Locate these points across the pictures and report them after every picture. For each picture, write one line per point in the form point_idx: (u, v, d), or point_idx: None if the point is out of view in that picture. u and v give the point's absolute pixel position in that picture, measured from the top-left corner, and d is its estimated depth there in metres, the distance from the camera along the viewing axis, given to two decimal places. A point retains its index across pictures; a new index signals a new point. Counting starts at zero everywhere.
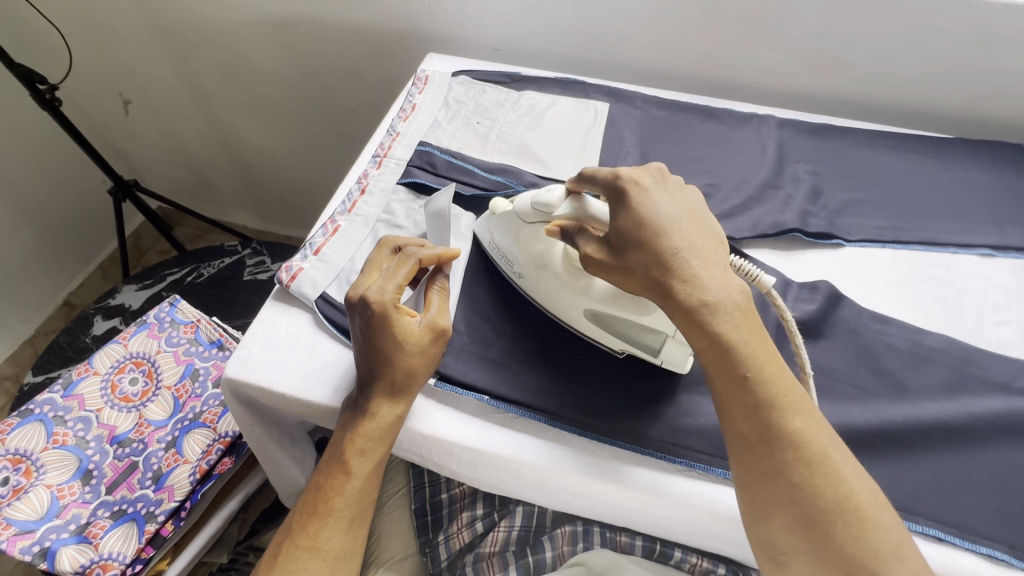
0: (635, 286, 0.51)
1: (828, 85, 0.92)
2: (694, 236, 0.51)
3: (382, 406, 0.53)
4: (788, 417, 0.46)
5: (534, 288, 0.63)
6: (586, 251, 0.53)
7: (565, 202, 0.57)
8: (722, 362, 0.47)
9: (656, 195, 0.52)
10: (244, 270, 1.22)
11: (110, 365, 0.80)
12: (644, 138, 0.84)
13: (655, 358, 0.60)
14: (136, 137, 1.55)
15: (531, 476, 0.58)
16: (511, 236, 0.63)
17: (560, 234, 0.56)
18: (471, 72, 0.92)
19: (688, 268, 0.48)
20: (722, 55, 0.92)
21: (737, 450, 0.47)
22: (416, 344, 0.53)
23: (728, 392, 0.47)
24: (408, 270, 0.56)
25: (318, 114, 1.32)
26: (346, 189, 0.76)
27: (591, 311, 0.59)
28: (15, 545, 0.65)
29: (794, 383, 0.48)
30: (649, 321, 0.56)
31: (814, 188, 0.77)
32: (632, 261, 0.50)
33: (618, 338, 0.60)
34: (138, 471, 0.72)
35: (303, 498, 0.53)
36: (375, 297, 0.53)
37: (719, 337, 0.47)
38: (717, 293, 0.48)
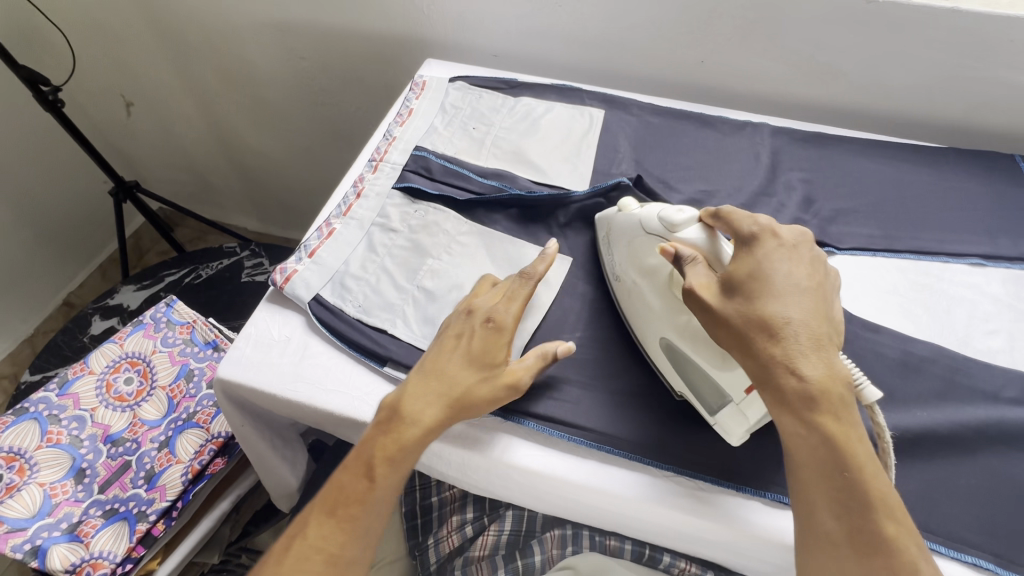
0: (729, 340, 0.50)
1: (822, 94, 0.93)
2: (808, 313, 0.49)
3: (438, 425, 0.53)
4: (881, 522, 0.44)
5: (625, 296, 0.64)
6: (697, 281, 0.52)
7: (696, 230, 0.57)
8: (815, 453, 0.46)
9: (775, 260, 0.51)
10: (241, 271, 1.23)
11: (106, 365, 0.81)
12: (639, 145, 0.85)
13: (709, 416, 0.56)
14: (137, 137, 1.56)
15: (521, 479, 0.59)
16: (627, 243, 0.64)
17: (671, 256, 0.54)
18: (469, 78, 0.92)
19: (798, 343, 0.47)
20: (718, 63, 0.93)
21: (810, 543, 0.46)
22: (501, 379, 0.54)
23: (813, 486, 0.46)
24: (528, 292, 0.57)
25: (319, 118, 1.33)
26: (342, 194, 0.77)
27: (667, 342, 0.58)
28: (6, 542, 0.65)
29: (891, 485, 0.46)
30: (723, 377, 0.53)
31: (807, 196, 0.78)
32: (734, 312, 0.49)
33: (680, 380, 0.58)
34: (131, 470, 0.73)
35: (324, 497, 0.51)
36: (500, 311, 0.56)
37: (819, 428, 0.45)
38: (820, 379, 0.46)
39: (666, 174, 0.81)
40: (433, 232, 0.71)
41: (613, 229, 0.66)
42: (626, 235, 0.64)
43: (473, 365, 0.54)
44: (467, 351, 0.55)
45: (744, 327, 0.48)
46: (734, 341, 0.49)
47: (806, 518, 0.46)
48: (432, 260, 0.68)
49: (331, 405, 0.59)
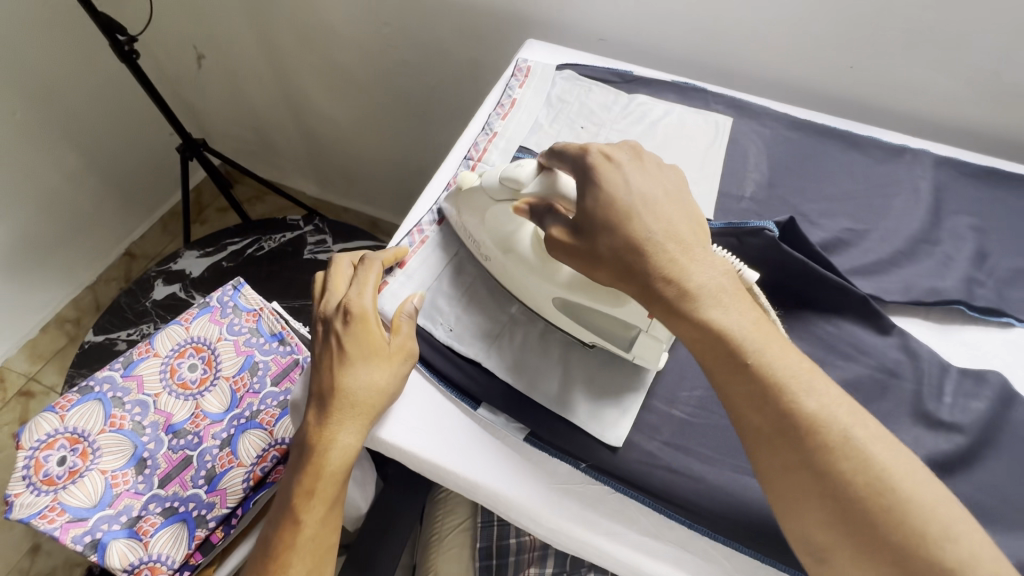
0: (606, 277, 0.46)
1: (996, 120, 0.78)
2: (672, 222, 0.45)
3: (340, 442, 0.50)
4: (800, 401, 0.39)
5: (501, 273, 0.58)
6: (552, 233, 0.47)
7: (534, 177, 0.51)
8: (715, 349, 0.42)
9: (626, 174, 0.47)
10: (304, 247, 1.18)
11: (171, 348, 0.77)
12: (773, 164, 0.73)
13: (626, 354, 0.54)
14: (205, 91, 1.51)
15: (626, 567, 0.49)
16: (477, 214, 0.58)
17: (526, 213, 0.50)
18: (578, 66, 0.81)
19: (663, 256, 0.43)
20: (872, 72, 0.79)
21: (755, 453, 0.40)
22: (381, 361, 0.52)
23: (729, 380, 0.41)
24: (375, 276, 0.57)
25: (394, 89, 1.24)
26: (434, 195, 0.69)
27: (560, 299, 0.54)
28: (67, 532, 0.63)
29: (798, 359, 0.41)
30: (623, 314, 0.50)
31: (980, 248, 0.65)
32: (602, 246, 0.45)
33: (584, 329, 0.55)
34: (192, 468, 0.69)
35: (255, 554, 0.50)
36: (353, 303, 0.53)
37: (707, 322, 0.42)
38: (699, 272, 0.43)
39: (804, 203, 0.69)
40: None
41: (461, 211, 0.60)
42: (474, 204, 0.58)
43: (347, 363, 0.51)
44: (336, 351, 0.52)
45: (622, 254, 0.44)
46: (618, 277, 0.45)
47: (739, 420, 0.41)
48: None
49: (405, 441, 0.53)
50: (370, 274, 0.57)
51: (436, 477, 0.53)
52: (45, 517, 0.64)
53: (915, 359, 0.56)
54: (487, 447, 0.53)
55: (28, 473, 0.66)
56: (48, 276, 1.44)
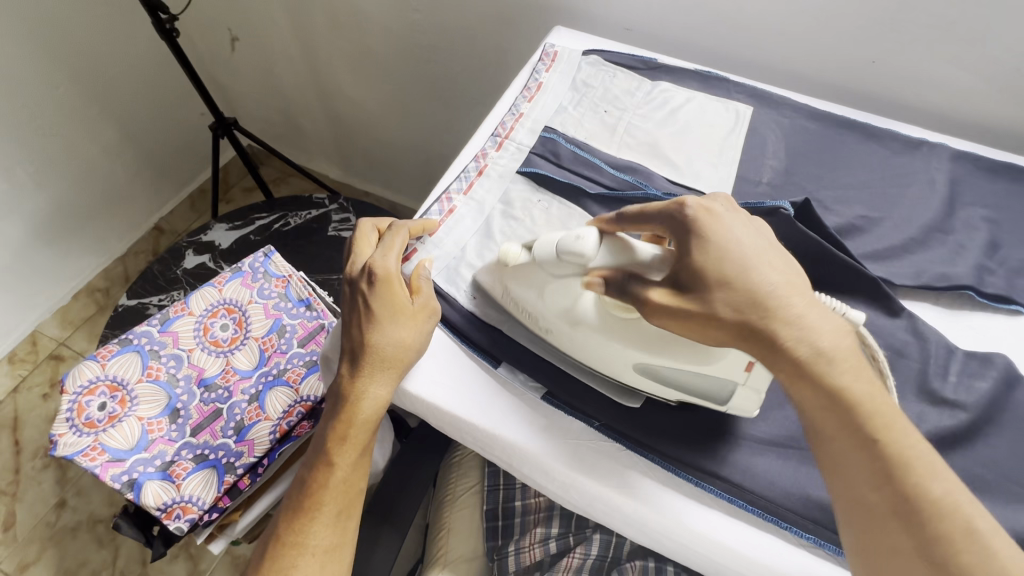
0: (723, 336, 0.44)
1: (1016, 118, 0.79)
2: (790, 274, 0.45)
3: (370, 392, 0.53)
4: (925, 484, 0.39)
5: (566, 343, 0.55)
6: (649, 297, 0.46)
7: (602, 249, 0.50)
8: (835, 419, 0.41)
9: (732, 223, 0.46)
10: (329, 224, 1.21)
11: (205, 308, 0.81)
12: (791, 152, 0.75)
13: (720, 406, 0.52)
14: (238, 73, 1.56)
15: (631, 517, 0.52)
16: (534, 291, 0.55)
17: (602, 285, 0.49)
18: (603, 52, 0.84)
19: (788, 313, 0.43)
20: (894, 67, 0.80)
21: (858, 525, 0.40)
22: (407, 317, 0.55)
23: (847, 454, 0.41)
24: (401, 240, 0.59)
25: (421, 75, 1.28)
26: (462, 166, 0.72)
27: (641, 364, 0.51)
28: (107, 471, 0.68)
29: (918, 438, 0.41)
30: (716, 372, 0.48)
31: (992, 240, 0.66)
32: (722, 302, 0.43)
33: (670, 391, 0.52)
34: (222, 419, 0.73)
35: (290, 494, 0.53)
36: (379, 265, 0.56)
37: (836, 393, 0.41)
38: (826, 336, 0.42)
39: (821, 191, 0.71)
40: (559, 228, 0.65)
41: (505, 281, 0.57)
42: (525, 279, 0.55)
43: (375, 320, 0.54)
44: (364, 309, 0.55)
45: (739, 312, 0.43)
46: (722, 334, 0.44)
47: (848, 492, 0.41)
48: None
49: (427, 395, 0.56)
50: (395, 240, 0.59)
51: (456, 432, 0.57)
52: (87, 455, 0.68)
53: (922, 339, 0.58)
54: (505, 406, 0.56)
55: (71, 416, 0.70)
56: (81, 245, 1.50)
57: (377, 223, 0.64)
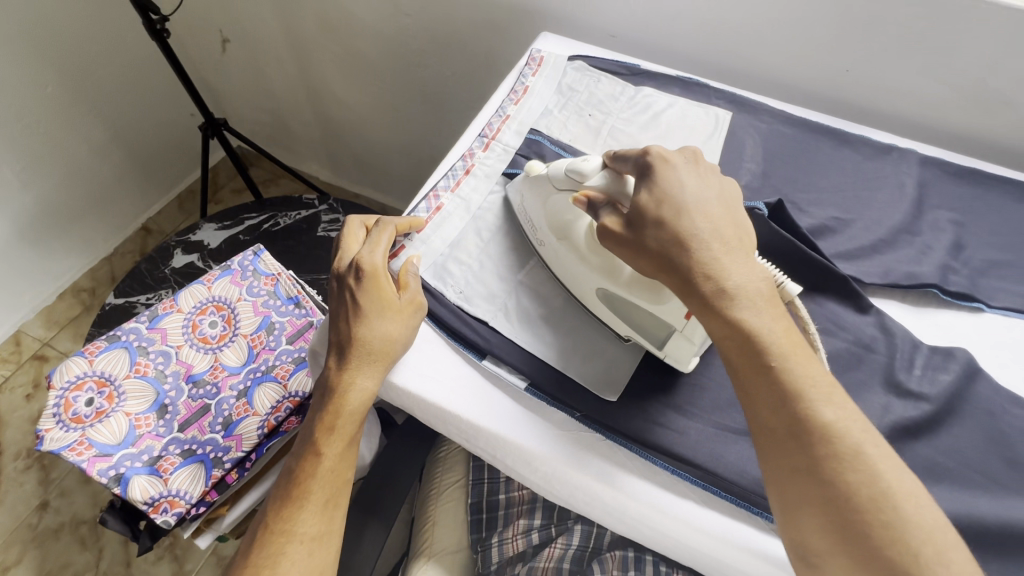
0: (647, 266, 0.49)
1: (981, 125, 0.82)
2: (716, 223, 0.49)
3: (357, 383, 0.54)
4: (817, 410, 0.41)
5: (552, 259, 0.62)
6: (605, 221, 0.52)
7: (599, 174, 0.56)
8: (739, 348, 0.45)
9: (681, 173, 0.51)
10: (318, 225, 1.22)
11: (193, 305, 0.82)
12: (767, 156, 0.77)
13: (658, 351, 0.57)
14: (228, 74, 1.57)
15: (610, 504, 0.54)
16: (541, 198, 0.62)
17: (584, 204, 0.55)
18: (589, 58, 0.86)
19: (704, 252, 0.47)
20: (866, 75, 0.84)
21: (762, 449, 0.43)
22: (394, 311, 0.56)
23: (751, 382, 0.44)
24: (388, 236, 0.61)
25: (411, 78, 1.30)
26: (449, 166, 0.73)
27: (602, 290, 0.58)
28: (93, 466, 0.68)
29: (823, 372, 0.44)
30: (661, 307, 0.54)
31: (956, 241, 0.69)
32: (650, 237, 0.48)
33: (623, 321, 0.58)
34: (210, 415, 0.74)
35: (278, 485, 0.54)
36: (366, 260, 0.57)
37: (740, 324, 0.45)
38: (739, 276, 0.46)
39: (795, 193, 0.74)
40: None
41: (524, 194, 0.64)
42: (537, 189, 0.62)
43: (362, 313, 0.55)
44: (351, 303, 0.56)
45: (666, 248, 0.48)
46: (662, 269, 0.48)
47: (756, 422, 0.44)
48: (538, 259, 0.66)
49: (416, 389, 0.57)
50: (382, 235, 0.60)
51: (443, 424, 0.59)
52: (74, 450, 0.68)
53: (888, 335, 0.60)
54: (490, 400, 0.58)
55: (58, 411, 0.71)
56: (67, 244, 1.49)
57: (365, 221, 0.65)
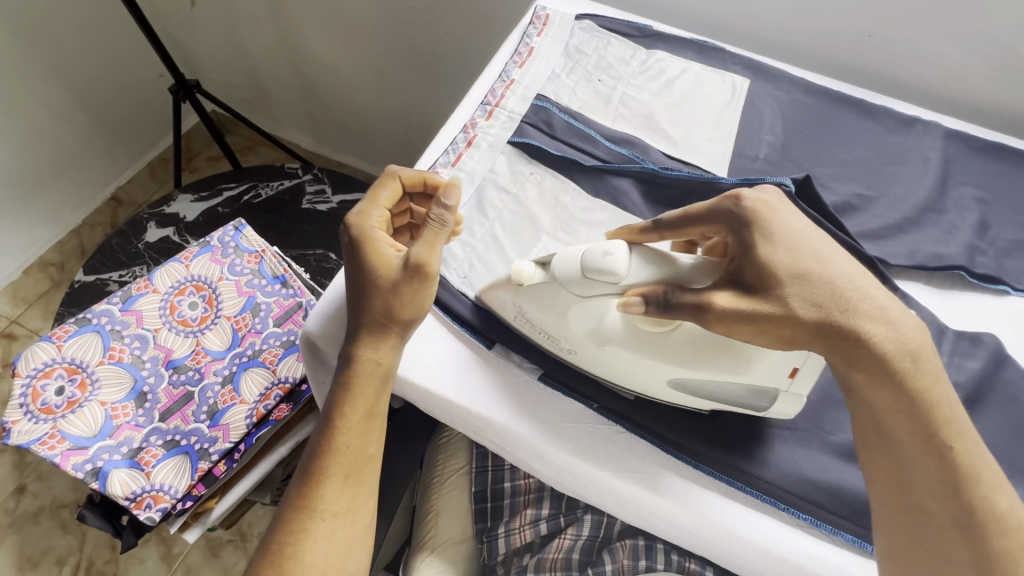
0: (800, 334, 0.43)
1: (1006, 98, 0.79)
2: (857, 266, 0.45)
3: (382, 345, 0.51)
4: (994, 498, 0.41)
5: (594, 363, 0.52)
6: (710, 298, 0.43)
7: (636, 263, 0.46)
8: (910, 426, 0.42)
9: (785, 215, 0.47)
10: (303, 197, 1.15)
11: (171, 285, 0.76)
12: (787, 127, 0.73)
13: (756, 412, 0.51)
14: (200, 32, 1.45)
15: (625, 497, 0.51)
16: (556, 310, 0.51)
17: (641, 307, 0.45)
18: (597, 17, 0.79)
19: (870, 308, 0.43)
20: (890, 43, 0.79)
21: (915, 530, 0.42)
22: (385, 278, 0.51)
23: (920, 457, 0.41)
24: (390, 192, 0.56)
25: (399, 38, 1.21)
26: (449, 136, 0.67)
27: (676, 379, 0.49)
28: (68, 460, 0.63)
29: (986, 451, 0.42)
30: (758, 375, 0.48)
31: (982, 219, 0.66)
32: (793, 298, 0.43)
33: (706, 399, 0.50)
34: (193, 403, 0.69)
35: (309, 457, 0.50)
36: (355, 219, 0.53)
37: (913, 398, 0.42)
38: (909, 335, 0.43)
39: (816, 167, 0.70)
40: (551, 204, 0.63)
41: (518, 300, 0.52)
42: (546, 297, 0.50)
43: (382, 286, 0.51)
44: (371, 274, 0.51)
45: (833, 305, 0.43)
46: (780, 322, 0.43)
47: (908, 503, 0.42)
48: (547, 239, 0.61)
49: (426, 381, 0.53)
50: (383, 189, 0.55)
51: (446, 414, 0.55)
52: (45, 444, 0.63)
53: None
54: (503, 389, 0.54)
55: (25, 401, 0.65)
56: (31, 216, 1.39)
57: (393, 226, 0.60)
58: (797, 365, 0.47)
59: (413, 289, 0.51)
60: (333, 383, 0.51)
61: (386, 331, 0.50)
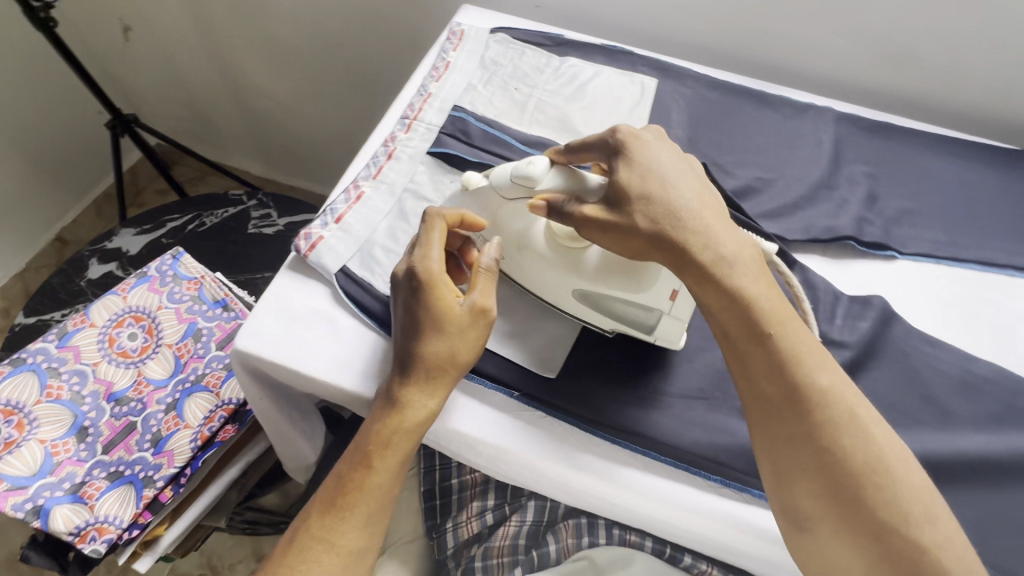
0: (640, 246, 0.48)
1: (892, 81, 0.86)
2: (702, 191, 0.50)
3: (426, 394, 0.51)
4: (816, 376, 0.44)
5: (515, 269, 0.59)
6: (582, 210, 0.50)
7: (552, 174, 0.54)
8: (742, 322, 0.46)
9: (655, 148, 0.52)
10: (249, 222, 1.16)
11: (108, 318, 0.76)
12: (693, 121, 0.78)
13: (648, 336, 0.57)
14: (136, 67, 1.44)
15: (552, 478, 0.54)
16: (491, 213, 0.60)
17: (545, 209, 0.52)
18: (511, 30, 0.84)
19: (699, 224, 0.48)
20: (783, 37, 0.85)
21: (767, 431, 0.45)
22: (457, 325, 0.52)
23: (750, 352, 0.46)
24: (441, 235, 0.55)
25: (334, 61, 1.23)
26: (371, 152, 0.70)
27: (579, 290, 0.56)
28: (7, 501, 0.62)
29: (814, 341, 0.46)
30: (643, 297, 0.53)
31: (871, 193, 0.72)
32: (638, 217, 0.48)
33: (606, 317, 0.57)
34: (137, 433, 0.70)
35: (324, 492, 0.51)
36: (423, 266, 0.52)
37: (736, 295, 0.46)
38: (728, 245, 0.47)
39: (721, 156, 0.75)
40: None
41: (466, 207, 0.61)
42: (484, 204, 0.60)
43: (441, 331, 0.51)
44: (424, 317, 0.51)
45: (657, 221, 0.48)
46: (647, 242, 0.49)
47: (752, 393, 0.46)
48: None
49: (356, 386, 0.56)
50: (434, 234, 0.55)
51: None
52: None
53: (810, 288, 0.63)
54: None
55: None
56: None
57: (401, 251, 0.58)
58: (676, 287, 0.53)
59: (472, 334, 0.52)
60: (375, 417, 0.51)
61: (442, 376, 0.51)
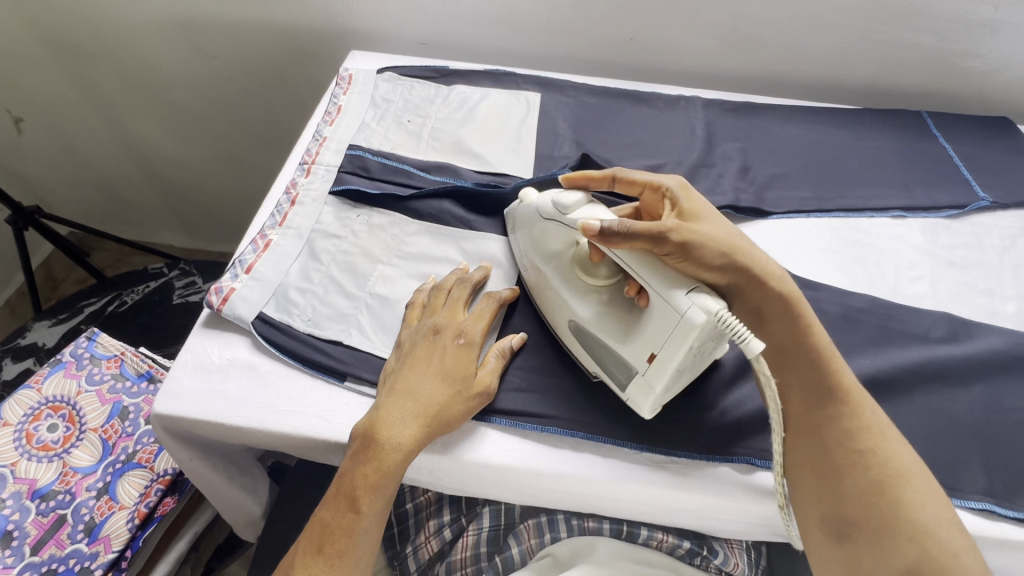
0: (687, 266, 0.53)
1: (749, 65, 0.96)
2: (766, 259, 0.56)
3: (420, 440, 0.52)
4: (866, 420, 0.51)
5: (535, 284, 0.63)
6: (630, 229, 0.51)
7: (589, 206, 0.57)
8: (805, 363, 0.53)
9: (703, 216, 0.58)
10: (172, 292, 1.14)
11: (23, 414, 0.73)
12: (577, 125, 0.84)
13: (620, 390, 0.57)
14: (33, 158, 1.36)
15: (493, 477, 0.58)
16: (530, 233, 0.63)
17: (596, 232, 0.52)
18: (397, 67, 0.88)
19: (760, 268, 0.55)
20: (647, 42, 0.94)
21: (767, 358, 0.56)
22: (469, 389, 0.55)
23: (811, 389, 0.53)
24: (491, 309, 0.60)
25: (240, 121, 1.25)
26: (274, 202, 0.72)
27: (572, 319, 0.59)
28: None
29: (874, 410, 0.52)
30: (626, 346, 0.54)
31: (743, 164, 0.80)
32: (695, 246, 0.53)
33: (591, 358, 0.59)
34: (68, 525, 0.66)
35: (308, 531, 0.50)
36: (468, 330, 0.58)
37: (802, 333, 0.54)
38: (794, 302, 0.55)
39: (607, 153, 0.81)
40: (380, 237, 0.69)
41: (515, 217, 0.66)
42: (525, 224, 0.64)
43: (452, 386, 0.54)
44: (441, 370, 0.55)
45: (708, 263, 0.53)
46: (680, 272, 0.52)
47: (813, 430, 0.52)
48: (382, 266, 0.67)
49: (284, 425, 0.56)
50: (485, 307, 0.60)
51: (316, 452, 0.59)
52: None
53: None
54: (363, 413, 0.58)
55: None
56: None
57: (425, 292, 0.62)
58: (653, 352, 0.52)
59: (472, 397, 0.55)
60: (359, 453, 0.51)
61: (438, 429, 0.53)
